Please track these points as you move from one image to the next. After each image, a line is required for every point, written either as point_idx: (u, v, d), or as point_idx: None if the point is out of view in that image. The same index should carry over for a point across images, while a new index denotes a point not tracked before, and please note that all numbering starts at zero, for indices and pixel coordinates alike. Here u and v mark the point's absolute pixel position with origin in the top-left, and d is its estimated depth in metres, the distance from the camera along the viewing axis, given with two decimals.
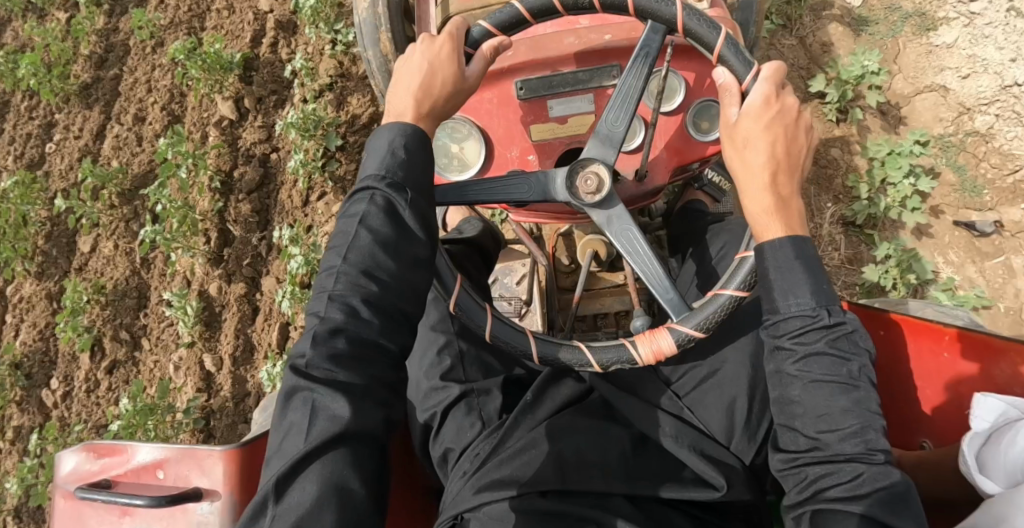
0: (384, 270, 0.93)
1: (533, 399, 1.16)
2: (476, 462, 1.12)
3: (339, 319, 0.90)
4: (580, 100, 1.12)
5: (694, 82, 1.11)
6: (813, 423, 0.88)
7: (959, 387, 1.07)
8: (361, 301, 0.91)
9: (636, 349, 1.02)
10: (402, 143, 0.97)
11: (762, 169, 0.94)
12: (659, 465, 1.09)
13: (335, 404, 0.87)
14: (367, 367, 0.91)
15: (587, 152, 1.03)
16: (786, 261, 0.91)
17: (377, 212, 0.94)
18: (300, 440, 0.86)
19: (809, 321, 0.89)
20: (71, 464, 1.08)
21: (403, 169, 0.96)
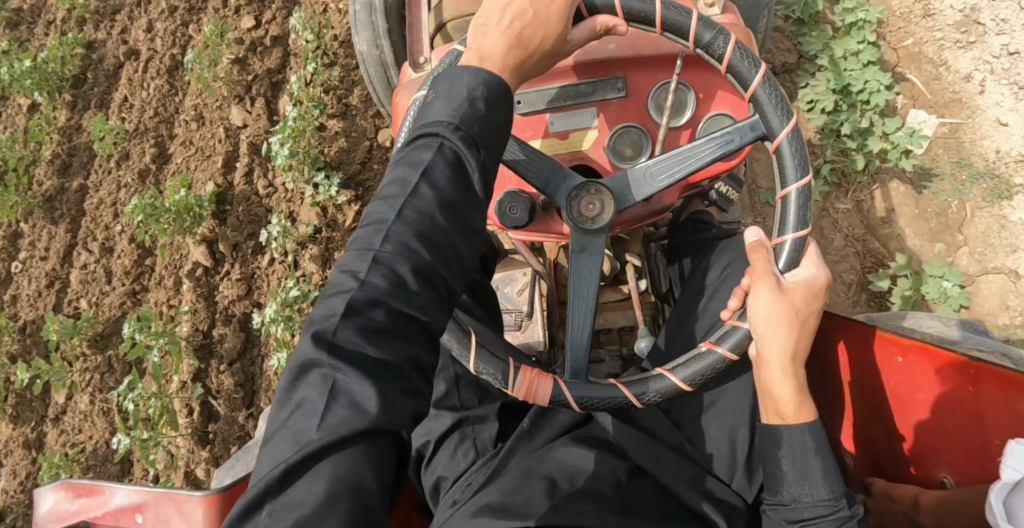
0: (439, 239, 0.77)
1: (531, 426, 1.07)
2: (467, 492, 1.02)
3: (382, 287, 0.73)
4: (582, 114, 1.05)
5: (704, 93, 1.03)
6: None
7: (984, 423, 0.99)
8: (410, 270, 0.75)
9: (515, 378, 0.96)
10: (484, 93, 0.82)
11: (784, 358, 0.91)
12: (655, 498, 1.01)
13: (366, 389, 0.69)
14: (404, 346, 0.72)
15: (609, 181, 0.98)
16: (802, 451, 0.91)
17: (443, 165, 0.78)
18: (312, 425, 0.67)
19: (827, 509, 0.89)
20: (49, 503, 1.01)
21: (480, 123, 0.81)
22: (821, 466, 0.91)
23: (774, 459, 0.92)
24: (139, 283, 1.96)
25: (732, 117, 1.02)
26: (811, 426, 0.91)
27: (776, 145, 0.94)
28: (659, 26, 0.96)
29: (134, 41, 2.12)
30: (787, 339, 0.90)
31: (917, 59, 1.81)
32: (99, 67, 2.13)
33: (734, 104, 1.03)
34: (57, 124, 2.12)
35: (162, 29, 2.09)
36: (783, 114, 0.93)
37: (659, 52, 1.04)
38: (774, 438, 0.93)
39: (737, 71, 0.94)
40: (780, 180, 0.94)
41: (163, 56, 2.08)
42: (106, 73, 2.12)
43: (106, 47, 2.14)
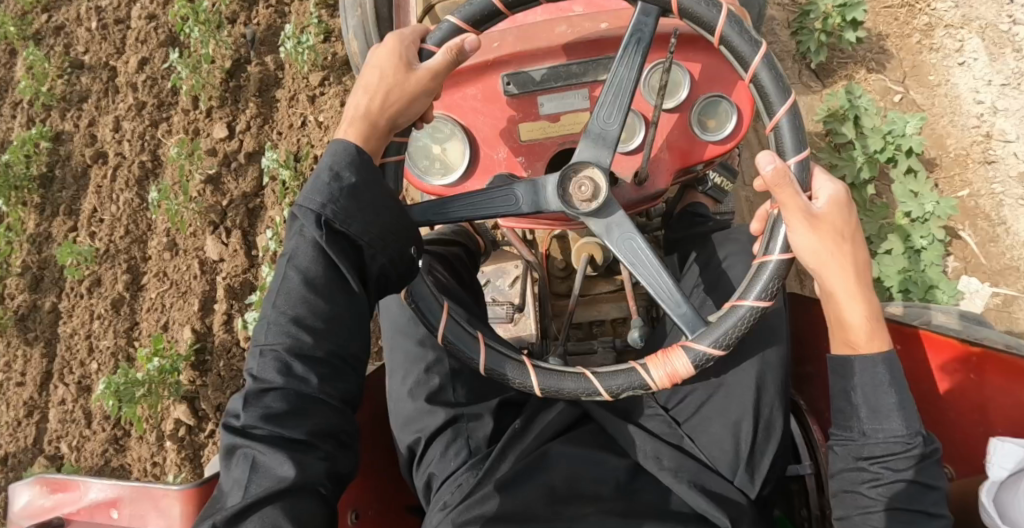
0: (317, 316, 0.85)
1: (522, 427, 1.05)
2: (459, 494, 0.98)
3: (274, 379, 0.83)
4: (573, 96, 1.02)
5: (699, 75, 1.00)
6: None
7: (988, 414, 0.97)
8: (293, 355, 0.84)
9: (647, 373, 0.90)
10: (332, 165, 0.84)
11: (851, 282, 0.85)
12: (655, 497, 1.01)
13: (275, 457, 0.79)
14: (303, 419, 0.82)
15: (580, 153, 0.92)
16: (875, 382, 0.84)
17: (309, 253, 0.86)
18: (238, 496, 0.79)
19: (899, 448, 0.82)
20: (25, 498, 0.99)
21: (345, 197, 0.83)
22: (897, 399, 0.84)
23: (845, 388, 0.86)
24: (121, 429, 1.87)
25: (728, 100, 1.00)
26: (885, 356, 0.85)
27: (751, 75, 0.89)
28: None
29: (102, 142, 2.06)
30: (844, 265, 0.85)
31: (972, 214, 1.68)
32: (67, 162, 2.08)
33: (728, 82, 1.00)
34: (26, 230, 2.06)
35: (129, 129, 2.04)
36: (753, 42, 0.88)
37: (653, 32, 1.00)
38: (845, 371, 0.87)
39: (696, 14, 0.89)
40: (766, 109, 0.90)
41: (132, 163, 2.01)
42: (73, 173, 2.06)
43: (73, 141, 2.09)
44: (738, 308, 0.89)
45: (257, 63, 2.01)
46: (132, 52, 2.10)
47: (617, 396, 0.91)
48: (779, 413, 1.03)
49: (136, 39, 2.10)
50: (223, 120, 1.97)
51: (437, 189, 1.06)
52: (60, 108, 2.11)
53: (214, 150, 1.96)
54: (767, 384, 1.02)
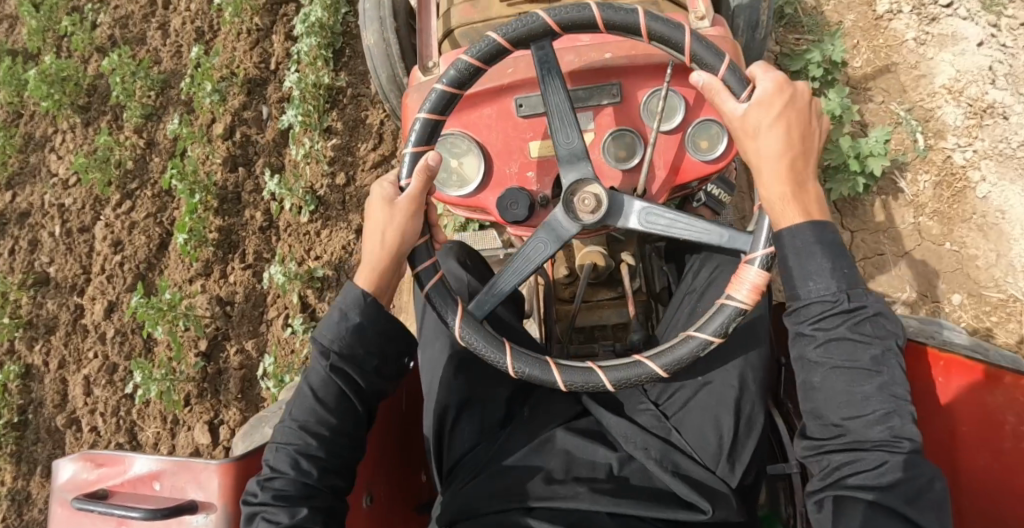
0: (358, 346, 1.03)
1: (528, 416, 1.15)
2: (471, 475, 1.11)
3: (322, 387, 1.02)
4: (579, 118, 1.12)
5: (693, 101, 1.11)
6: (836, 408, 0.89)
7: (956, 413, 1.04)
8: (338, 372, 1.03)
9: (698, 337, 0.98)
10: (353, 307, 1.03)
11: (775, 160, 0.94)
12: (644, 485, 1.06)
13: (289, 516, 0.95)
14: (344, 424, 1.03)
15: (577, 173, 1.03)
16: (806, 244, 0.91)
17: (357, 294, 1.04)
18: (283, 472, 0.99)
19: (830, 306, 0.89)
20: (68, 473, 1.07)
21: (358, 333, 1.03)
22: (830, 262, 0.90)
23: (785, 268, 0.93)
24: None
25: (718, 124, 1.11)
26: (812, 223, 0.91)
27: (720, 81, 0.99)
28: (645, 35, 1.00)
29: (74, 406, 2.11)
30: (779, 161, 0.94)
31: None
32: (40, 408, 2.14)
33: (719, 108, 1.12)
34: (5, 484, 2.10)
35: (101, 396, 2.08)
36: (718, 54, 0.99)
37: (651, 60, 1.11)
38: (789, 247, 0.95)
39: (665, 36, 0.99)
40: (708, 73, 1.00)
41: (108, 442, 2.05)
42: (47, 427, 2.11)
43: (44, 382, 2.15)
44: (726, 306, 0.98)
45: (237, 348, 2.02)
46: (96, 289, 2.17)
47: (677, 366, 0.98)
48: (759, 410, 1.09)
49: (102, 280, 2.16)
50: (205, 417, 1.98)
51: (453, 199, 1.17)
52: (28, 335, 2.18)
53: (197, 454, 1.98)
54: (749, 384, 1.09)
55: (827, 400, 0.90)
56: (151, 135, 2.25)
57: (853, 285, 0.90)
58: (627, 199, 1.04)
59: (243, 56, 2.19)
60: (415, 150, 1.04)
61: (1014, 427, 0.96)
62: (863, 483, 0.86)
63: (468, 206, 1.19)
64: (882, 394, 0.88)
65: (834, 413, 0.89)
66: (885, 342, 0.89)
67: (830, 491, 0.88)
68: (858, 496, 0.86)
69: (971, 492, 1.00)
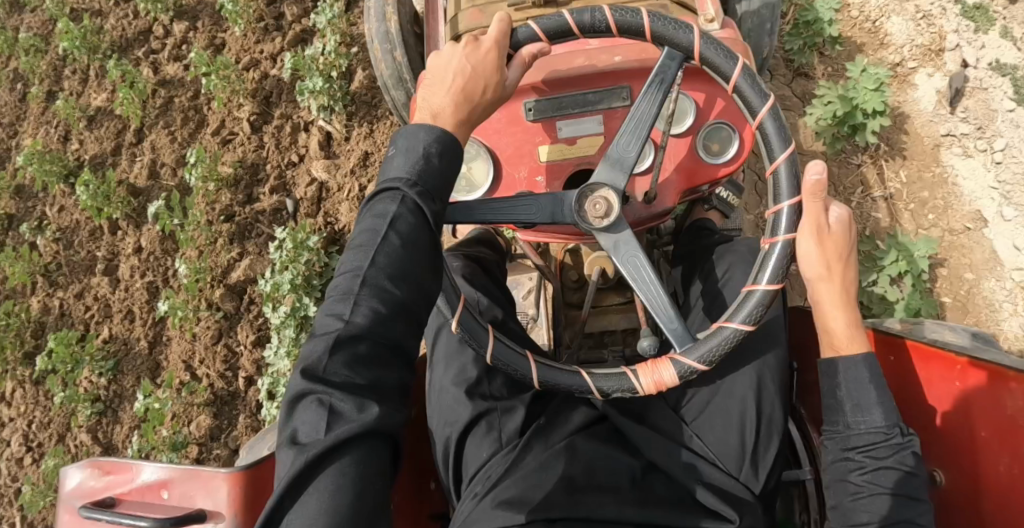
0: (404, 276, 0.89)
1: (546, 423, 1.09)
2: (488, 484, 1.03)
3: (362, 324, 0.85)
4: (589, 122, 1.12)
5: (704, 103, 1.10)
6: (865, 514, 0.92)
7: (970, 415, 1.01)
8: (382, 304, 0.86)
9: (636, 378, 1.01)
10: (435, 151, 0.92)
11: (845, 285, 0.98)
12: (667, 493, 1.03)
13: (357, 409, 0.82)
14: (382, 371, 0.86)
15: (597, 176, 1.02)
16: (857, 377, 0.96)
17: (405, 215, 0.89)
18: (320, 432, 0.79)
19: (882, 437, 0.93)
20: (77, 480, 1.06)
21: (434, 176, 0.92)
22: (876, 394, 0.95)
23: (833, 387, 0.98)
24: None
25: (729, 126, 1.10)
26: (865, 355, 0.97)
27: (733, 85, 0.99)
28: (615, 30, 1.02)
29: None
30: (833, 284, 0.97)
31: None
32: None
33: (732, 110, 1.10)
34: None
35: None
36: (730, 57, 0.99)
37: None
38: (831, 371, 0.99)
39: (631, 26, 1.01)
40: (722, 76, 1.00)
41: None
42: None
43: None
44: (722, 330, 0.98)
45: None
46: None
47: (607, 395, 1.02)
48: (779, 408, 1.06)
49: None
50: None
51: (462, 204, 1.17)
52: None
53: None
54: (767, 389, 1.06)
55: (863, 507, 0.92)
56: (108, 437, 2.01)
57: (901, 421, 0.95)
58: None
59: (203, 353, 1.97)
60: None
61: None
62: None
63: None
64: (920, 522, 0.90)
65: (864, 516, 0.92)
66: (926, 480, 0.92)
67: None
68: None
69: (993, 501, 0.97)
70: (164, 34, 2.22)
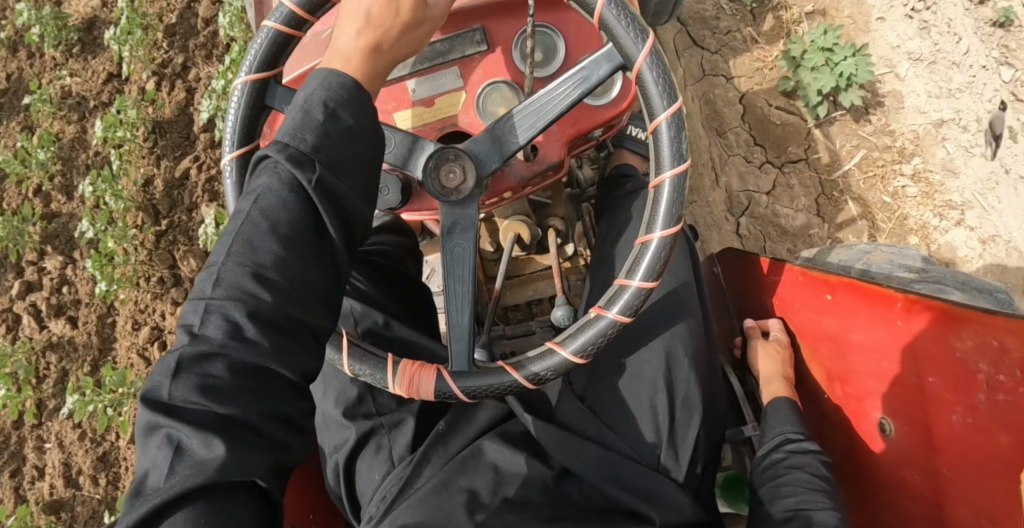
0: (279, 268, 0.64)
1: (445, 430, 1.00)
2: (382, 507, 0.96)
3: (217, 337, 0.61)
4: (444, 76, 0.95)
5: (576, 37, 0.93)
6: (782, 501, 0.97)
7: (919, 364, 0.90)
8: (248, 313, 0.62)
9: (393, 375, 0.88)
10: (323, 98, 0.69)
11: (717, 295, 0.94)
12: (580, 505, 0.94)
13: (202, 449, 0.58)
14: (256, 400, 0.61)
15: (469, 144, 0.86)
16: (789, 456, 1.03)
17: (280, 188, 0.66)
18: (157, 482, 0.57)
19: (801, 447, 1.03)
20: None
21: (330, 130, 0.68)
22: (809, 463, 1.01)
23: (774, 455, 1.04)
24: None
25: None
26: (785, 399, 1.10)
27: (597, 16, 0.84)
28: None
29: None
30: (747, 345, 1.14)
31: None
32: None
33: None
34: None
35: None
36: None
37: None
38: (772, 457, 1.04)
39: None
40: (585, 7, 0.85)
41: None
42: None
43: None
44: (504, 374, 0.87)
45: None
46: None
47: (355, 378, 0.89)
48: (694, 388, 0.99)
49: None
50: None
51: None
52: None
53: None
54: (681, 362, 1.00)
55: (784, 496, 0.97)
56: None
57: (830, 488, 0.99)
58: (485, 146, 0.86)
59: None
60: (249, 79, 0.86)
61: (988, 377, 0.81)
62: None
63: None
64: None
65: (780, 503, 0.97)
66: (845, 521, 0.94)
67: None
68: None
69: (951, 457, 0.87)
70: (38, 275, 1.83)
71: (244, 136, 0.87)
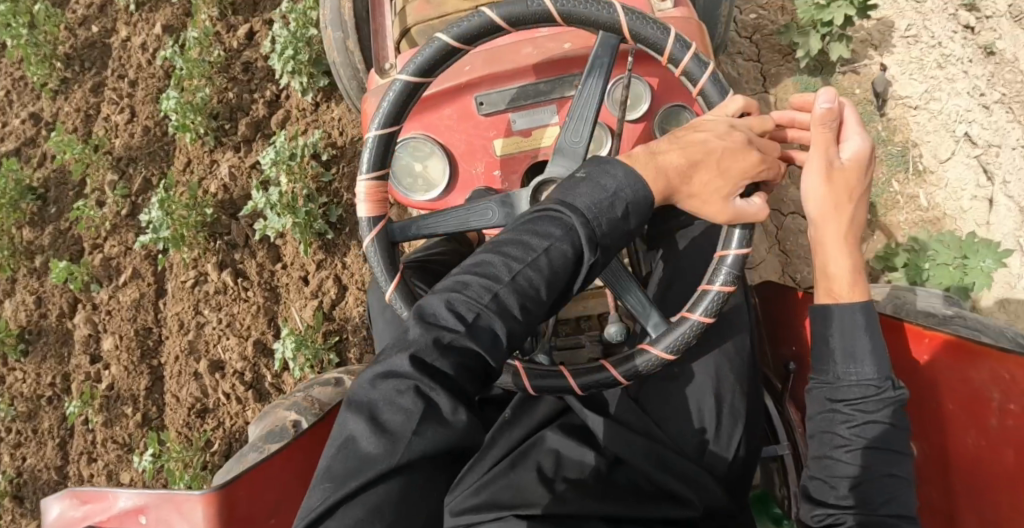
0: (536, 304, 0.76)
1: (510, 418, 1.11)
2: (452, 480, 1.10)
3: (483, 338, 0.73)
4: (543, 112, 1.09)
5: (658, 88, 1.08)
6: (858, 437, 0.96)
7: (938, 389, 1.03)
8: (505, 324, 0.74)
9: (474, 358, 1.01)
10: (626, 199, 0.82)
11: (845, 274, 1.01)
12: (631, 488, 1.03)
13: (449, 412, 0.70)
14: (472, 385, 0.73)
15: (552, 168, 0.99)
16: (858, 371, 0.97)
17: (563, 245, 0.78)
18: (388, 431, 0.68)
19: (875, 391, 0.96)
20: (56, 511, 1.06)
21: (611, 231, 0.81)
22: (871, 346, 0.98)
23: (823, 337, 1.00)
24: None
25: (686, 109, 1.08)
26: (863, 304, 0.99)
27: (667, 57, 0.97)
28: (560, 20, 0.95)
29: None
30: (839, 221, 1.02)
31: None
32: None
33: (687, 94, 1.08)
34: None
35: None
36: (657, 28, 0.96)
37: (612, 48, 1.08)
38: (824, 369, 1.00)
39: (587, 17, 0.95)
40: (654, 49, 0.97)
41: None
42: None
43: None
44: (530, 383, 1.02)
45: None
46: None
47: None
48: (739, 396, 1.09)
49: None
50: None
51: (420, 203, 1.14)
52: None
53: None
54: (729, 374, 1.09)
55: (846, 442, 0.96)
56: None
57: (898, 416, 0.96)
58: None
59: None
60: (380, 132, 0.99)
61: (1000, 405, 0.94)
62: None
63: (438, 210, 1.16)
64: (900, 492, 0.94)
65: (856, 438, 0.96)
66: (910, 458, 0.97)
67: None
68: None
69: (960, 473, 0.99)
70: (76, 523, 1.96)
71: (378, 162, 1.01)
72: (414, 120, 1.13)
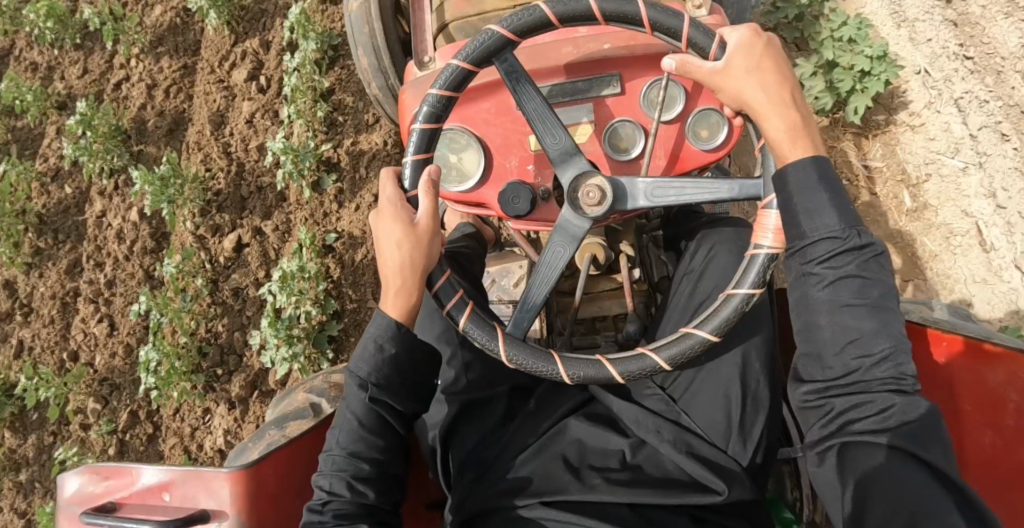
0: (373, 451, 1.03)
1: (536, 408, 1.16)
2: (479, 470, 1.12)
3: (343, 495, 0.99)
4: (579, 110, 1.12)
5: (692, 89, 1.11)
6: (845, 350, 0.91)
7: (956, 392, 1.06)
8: (358, 479, 1.01)
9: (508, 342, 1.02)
10: (377, 337, 1.04)
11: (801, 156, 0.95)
12: (657, 475, 1.06)
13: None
14: (381, 470, 1.04)
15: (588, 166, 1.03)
16: (807, 181, 0.93)
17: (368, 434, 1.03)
18: None
19: (839, 243, 0.90)
20: (74, 486, 1.04)
21: (391, 376, 1.04)
22: (830, 196, 0.91)
23: (786, 204, 0.94)
24: None
25: (717, 111, 1.10)
26: (812, 158, 0.94)
27: (687, 42, 0.99)
28: (599, 17, 0.99)
29: None
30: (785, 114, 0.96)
31: None
32: None
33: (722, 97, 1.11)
34: None
35: None
36: (675, 15, 0.98)
37: (651, 50, 1.11)
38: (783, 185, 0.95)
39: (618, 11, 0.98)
40: (673, 37, 0.99)
41: None
42: None
43: None
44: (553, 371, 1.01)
45: None
46: None
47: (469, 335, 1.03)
48: (764, 387, 1.09)
49: None
50: None
51: (454, 194, 1.17)
52: None
53: None
54: (756, 365, 1.09)
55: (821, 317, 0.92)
56: None
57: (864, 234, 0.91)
58: (630, 183, 1.04)
59: None
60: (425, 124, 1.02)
61: (1017, 404, 0.99)
62: (868, 428, 0.89)
63: (471, 202, 1.18)
64: (888, 366, 0.89)
65: (843, 354, 0.91)
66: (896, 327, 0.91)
67: (837, 440, 0.92)
68: (863, 443, 0.89)
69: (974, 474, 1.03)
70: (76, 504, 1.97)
71: (425, 145, 1.03)
72: (453, 113, 1.15)
